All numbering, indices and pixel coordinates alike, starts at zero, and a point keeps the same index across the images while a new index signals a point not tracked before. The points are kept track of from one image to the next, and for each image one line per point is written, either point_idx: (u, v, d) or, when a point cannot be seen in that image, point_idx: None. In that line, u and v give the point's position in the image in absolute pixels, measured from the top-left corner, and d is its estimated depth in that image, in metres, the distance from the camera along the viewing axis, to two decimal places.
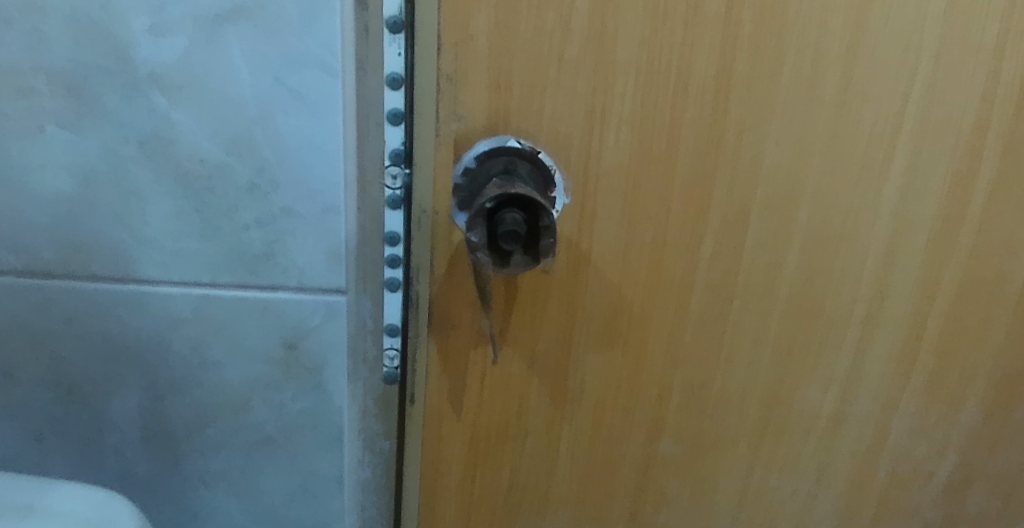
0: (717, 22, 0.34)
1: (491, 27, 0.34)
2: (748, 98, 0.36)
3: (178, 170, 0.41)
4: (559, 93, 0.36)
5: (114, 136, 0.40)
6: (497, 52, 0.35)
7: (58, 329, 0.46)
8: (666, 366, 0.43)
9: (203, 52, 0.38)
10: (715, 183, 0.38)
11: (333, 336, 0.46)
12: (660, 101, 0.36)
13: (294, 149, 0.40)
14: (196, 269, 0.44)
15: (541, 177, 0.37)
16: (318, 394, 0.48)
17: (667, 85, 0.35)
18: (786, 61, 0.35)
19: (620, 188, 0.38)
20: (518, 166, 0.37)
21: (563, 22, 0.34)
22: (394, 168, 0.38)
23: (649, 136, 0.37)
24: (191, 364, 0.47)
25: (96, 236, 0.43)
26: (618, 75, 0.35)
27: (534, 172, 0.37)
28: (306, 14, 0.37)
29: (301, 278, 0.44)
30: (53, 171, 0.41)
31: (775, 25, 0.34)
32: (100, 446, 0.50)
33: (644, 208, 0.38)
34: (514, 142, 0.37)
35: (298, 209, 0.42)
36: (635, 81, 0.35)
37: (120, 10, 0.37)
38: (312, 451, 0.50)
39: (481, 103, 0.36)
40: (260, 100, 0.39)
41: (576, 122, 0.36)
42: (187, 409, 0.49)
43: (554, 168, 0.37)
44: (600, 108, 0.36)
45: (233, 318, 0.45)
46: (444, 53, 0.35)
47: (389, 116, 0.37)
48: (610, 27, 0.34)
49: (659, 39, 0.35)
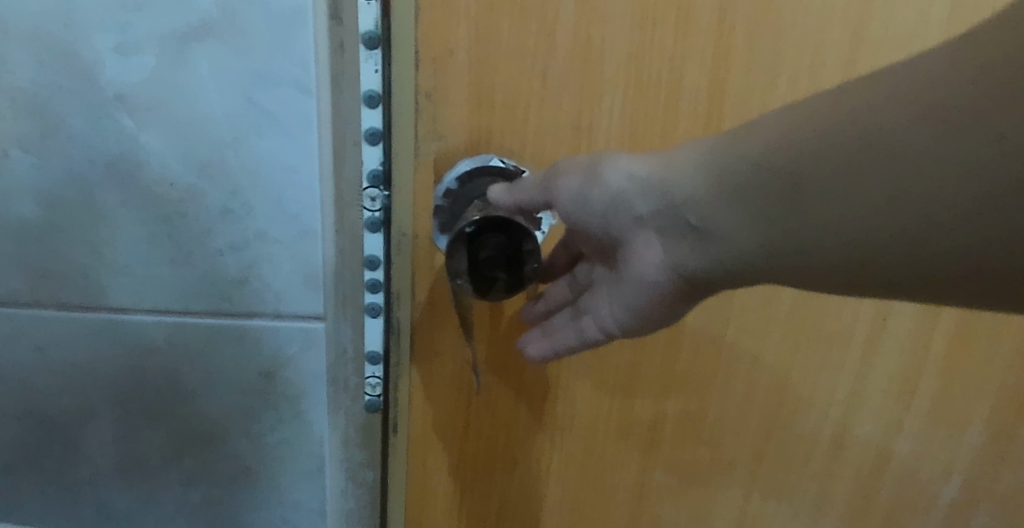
0: (710, 37, 0.34)
1: (472, 41, 0.34)
2: (740, 114, 0.35)
3: (148, 195, 0.39)
4: (544, 110, 0.35)
5: (79, 159, 0.38)
6: (478, 67, 0.34)
7: (27, 361, 0.44)
8: (661, 393, 0.42)
9: (173, 75, 0.37)
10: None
11: (312, 365, 0.44)
12: (651, 117, 0.35)
13: (267, 172, 0.39)
14: (167, 298, 0.42)
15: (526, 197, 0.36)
16: (300, 425, 0.46)
17: (656, 104, 0.35)
18: (779, 75, 0.35)
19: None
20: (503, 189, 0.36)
21: (546, 36, 0.34)
22: (373, 191, 0.37)
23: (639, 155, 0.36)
24: (166, 394, 0.45)
25: (64, 264, 0.41)
26: (604, 95, 0.35)
27: None
28: (277, 32, 0.36)
29: (277, 305, 0.42)
30: (18, 197, 0.39)
31: (771, 38, 0.34)
32: (74, 483, 0.48)
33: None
34: (498, 160, 0.36)
35: (273, 234, 0.40)
36: (621, 100, 0.35)
37: (84, 29, 0.36)
38: (295, 483, 0.48)
39: (462, 121, 0.36)
40: (231, 121, 0.37)
41: (563, 140, 0.36)
42: (162, 442, 0.47)
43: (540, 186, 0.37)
44: (586, 125, 0.35)
45: (207, 345, 0.44)
46: (422, 70, 0.35)
47: (367, 137, 0.36)
48: (596, 41, 0.34)
49: (646, 56, 0.34)
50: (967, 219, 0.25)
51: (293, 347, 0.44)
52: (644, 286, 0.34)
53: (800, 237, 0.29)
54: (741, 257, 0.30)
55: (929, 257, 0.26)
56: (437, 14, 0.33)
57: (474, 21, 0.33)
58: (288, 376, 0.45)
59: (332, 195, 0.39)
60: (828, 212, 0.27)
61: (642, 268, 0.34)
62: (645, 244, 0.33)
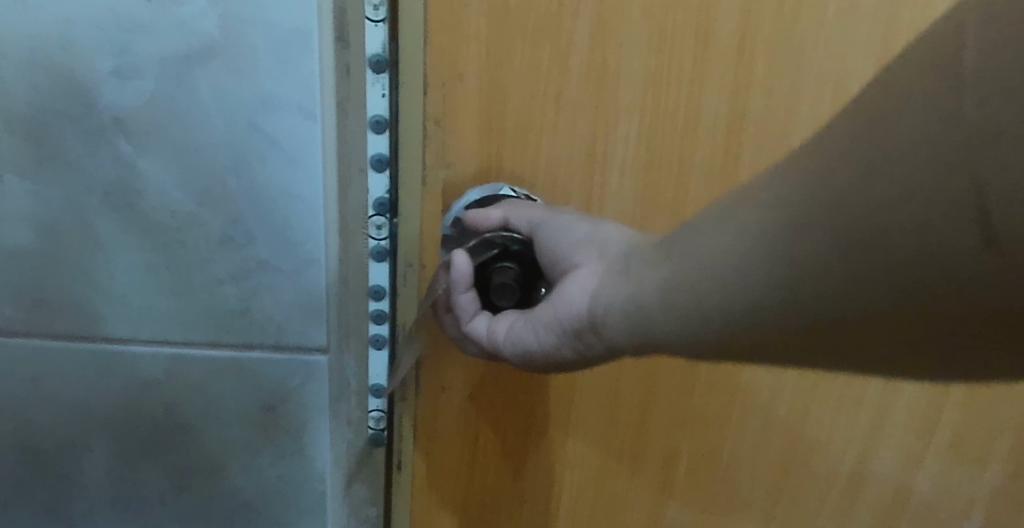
0: (735, 60, 0.34)
1: (481, 64, 0.35)
2: (766, 137, 0.36)
3: (147, 223, 0.39)
4: (556, 136, 0.36)
5: (77, 187, 0.38)
6: (486, 92, 0.35)
7: (22, 394, 0.43)
8: (675, 429, 0.40)
9: (173, 101, 0.36)
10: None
11: (314, 401, 0.43)
12: (665, 143, 0.36)
13: (270, 200, 0.38)
14: (166, 328, 0.42)
15: None
16: (301, 460, 0.45)
17: (675, 126, 0.36)
18: (805, 99, 0.35)
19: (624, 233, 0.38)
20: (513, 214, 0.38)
21: (558, 61, 0.35)
22: (379, 219, 0.39)
23: (657, 176, 0.37)
24: (163, 426, 0.44)
25: (59, 291, 0.40)
26: (623, 120, 0.36)
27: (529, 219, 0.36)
28: (282, 56, 0.35)
29: (278, 336, 0.42)
30: (15, 225, 0.39)
31: (792, 58, 0.35)
32: (68, 518, 0.46)
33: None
34: (507, 188, 0.37)
35: (275, 263, 0.40)
36: (641, 125, 0.36)
37: (81, 51, 0.35)
38: (296, 519, 0.47)
39: (471, 149, 0.37)
40: (234, 148, 0.37)
41: (578, 165, 0.37)
42: (158, 475, 0.45)
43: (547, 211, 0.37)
44: (602, 151, 0.36)
45: (205, 377, 0.43)
46: (430, 94, 0.36)
47: (373, 163, 0.37)
48: (608, 66, 0.35)
49: (665, 79, 0.35)
50: (802, 256, 0.22)
51: (295, 379, 0.43)
52: (557, 306, 0.32)
53: (690, 290, 0.26)
54: (623, 298, 0.29)
55: (775, 306, 0.24)
56: (446, 37, 0.34)
57: (483, 44, 0.34)
58: (288, 410, 0.44)
59: (336, 221, 0.38)
60: (722, 261, 0.25)
61: (568, 292, 0.31)
62: (585, 271, 0.31)
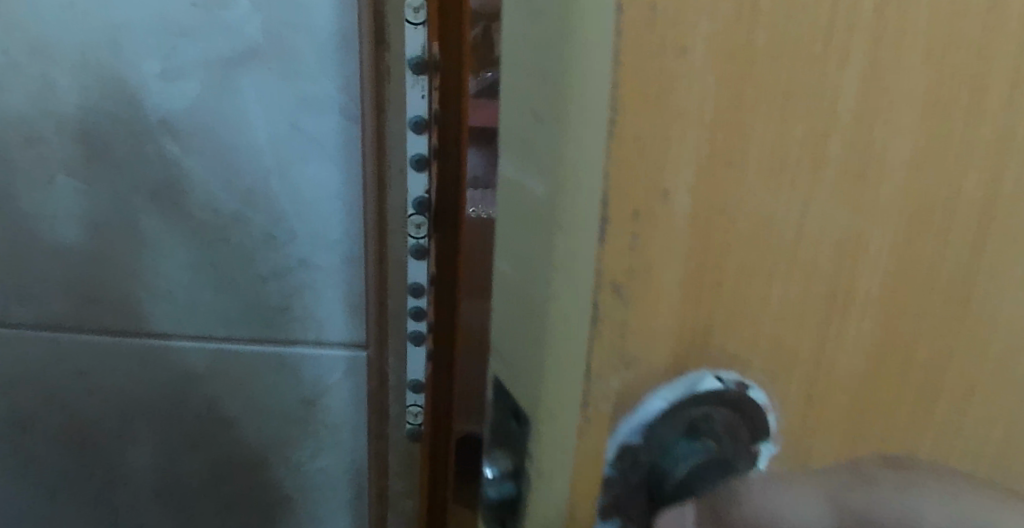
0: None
1: (703, 187, 0.14)
2: None
3: (192, 221, 0.37)
4: (791, 271, 0.15)
5: (122, 186, 0.37)
6: (707, 229, 0.14)
7: (69, 386, 0.41)
8: None
9: (217, 101, 0.35)
10: (994, 421, 0.17)
11: (359, 399, 0.42)
12: (915, 265, 0.15)
13: (311, 198, 0.37)
14: (209, 325, 0.40)
15: (742, 425, 0.16)
16: (341, 455, 0.43)
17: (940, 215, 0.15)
18: None
19: (842, 402, 0.16)
20: (711, 427, 0.16)
21: (813, 152, 0.14)
22: (417, 218, 0.37)
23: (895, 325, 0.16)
24: (205, 418, 0.42)
25: (104, 288, 0.39)
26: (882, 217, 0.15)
27: (735, 425, 0.16)
28: (320, 56, 0.34)
29: (319, 333, 0.40)
30: (64, 221, 0.37)
31: None
32: (114, 504, 0.45)
33: (861, 441, 0.17)
34: (712, 376, 0.15)
35: (316, 261, 0.38)
36: (901, 221, 0.15)
37: (128, 55, 0.34)
38: (333, 509, 0.45)
39: (665, 352, 0.15)
40: (277, 146, 0.36)
41: (810, 307, 0.15)
42: (200, 466, 0.44)
43: (767, 408, 0.16)
44: (838, 287, 0.15)
45: (245, 375, 0.41)
46: (608, 240, 0.14)
47: (413, 162, 0.36)
48: (877, 139, 0.14)
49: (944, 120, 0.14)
50: None
51: (335, 378, 0.41)
52: None
53: None
54: None
55: None
56: (651, 136, 0.13)
57: (712, 134, 0.13)
58: (327, 407, 0.42)
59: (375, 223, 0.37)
60: None
61: None
62: None
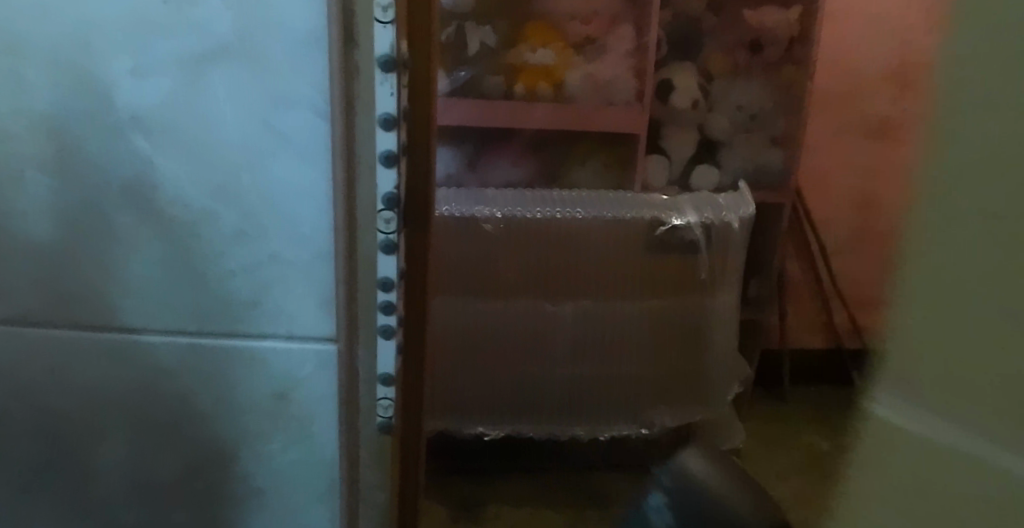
0: None
1: None
2: None
3: (163, 216, 0.37)
4: None
5: (94, 182, 0.37)
6: None
7: (41, 381, 0.41)
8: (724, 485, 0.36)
9: (188, 98, 0.35)
10: None
11: (327, 393, 0.42)
12: None
13: (281, 193, 0.37)
14: (180, 320, 0.40)
15: None
16: (311, 450, 0.43)
17: None
18: None
19: None
20: None
21: None
22: (388, 213, 0.38)
23: None
24: (175, 411, 0.42)
25: (75, 283, 0.39)
26: None
27: None
28: (289, 53, 0.34)
29: (289, 327, 0.40)
30: (37, 216, 0.37)
31: None
32: (87, 501, 0.44)
33: None
34: None
35: (286, 256, 0.38)
36: None
37: (100, 52, 0.34)
38: (302, 507, 0.45)
39: None
40: (248, 142, 0.36)
41: None
42: (172, 461, 0.43)
43: None
44: None
45: (216, 368, 0.41)
46: None
47: (381, 159, 0.37)
48: None
49: None
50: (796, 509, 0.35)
51: (306, 372, 0.41)
52: None
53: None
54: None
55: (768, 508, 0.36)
56: None
57: None
58: (297, 401, 0.42)
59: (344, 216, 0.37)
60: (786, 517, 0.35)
61: None
62: None
